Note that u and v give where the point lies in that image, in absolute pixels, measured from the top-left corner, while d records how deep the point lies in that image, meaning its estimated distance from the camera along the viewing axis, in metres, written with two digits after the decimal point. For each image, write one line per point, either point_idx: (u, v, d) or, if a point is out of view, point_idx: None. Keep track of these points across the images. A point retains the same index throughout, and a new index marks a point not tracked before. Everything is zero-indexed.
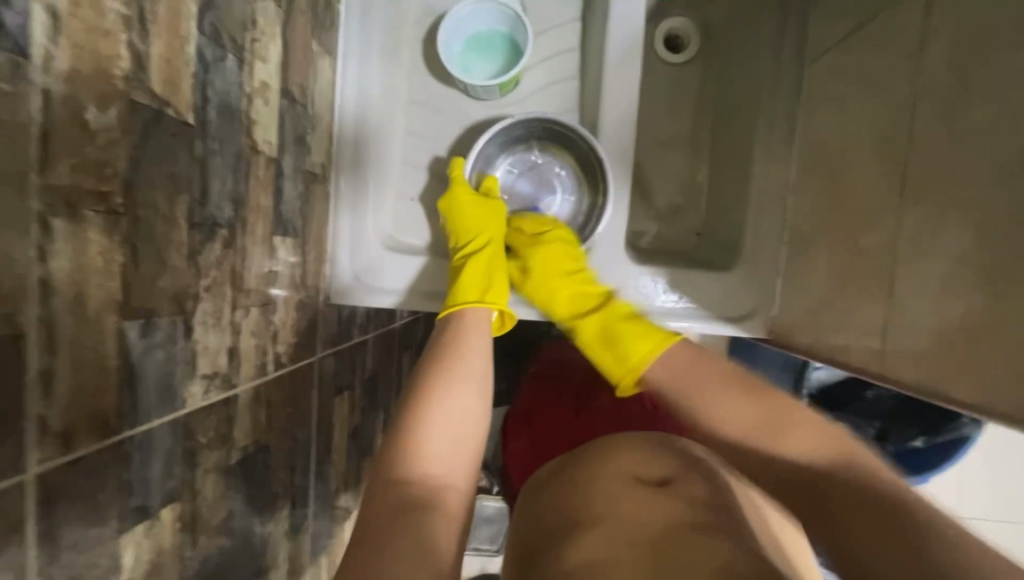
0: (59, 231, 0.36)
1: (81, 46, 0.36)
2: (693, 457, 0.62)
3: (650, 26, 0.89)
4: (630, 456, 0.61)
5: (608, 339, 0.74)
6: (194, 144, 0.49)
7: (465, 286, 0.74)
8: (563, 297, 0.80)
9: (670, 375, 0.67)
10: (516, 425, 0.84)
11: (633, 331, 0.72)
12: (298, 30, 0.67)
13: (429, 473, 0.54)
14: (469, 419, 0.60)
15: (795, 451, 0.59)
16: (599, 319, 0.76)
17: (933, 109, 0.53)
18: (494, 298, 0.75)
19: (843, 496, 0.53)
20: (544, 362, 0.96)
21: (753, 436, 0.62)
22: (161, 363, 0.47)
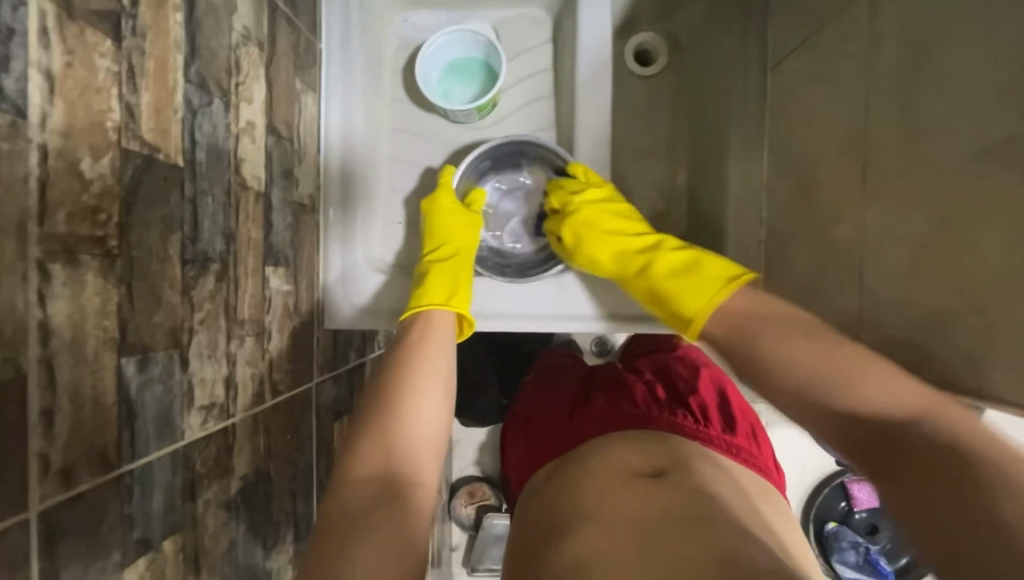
0: (58, 276, 0.38)
1: (75, 103, 0.39)
2: (683, 452, 0.65)
3: (620, 44, 0.93)
4: (624, 455, 0.65)
5: (665, 298, 0.73)
6: (185, 185, 0.51)
7: (430, 290, 0.76)
8: (610, 251, 0.80)
9: (741, 318, 0.64)
10: (515, 431, 0.86)
11: (689, 282, 0.71)
12: (281, 70, 0.71)
13: (392, 471, 0.57)
14: (439, 419, 0.64)
15: (876, 398, 0.51)
16: (651, 277, 0.75)
17: (883, 108, 0.55)
18: (458, 302, 0.76)
19: (926, 453, 0.45)
20: (538, 369, 0.97)
21: (816, 385, 0.55)
22: (160, 397, 0.48)
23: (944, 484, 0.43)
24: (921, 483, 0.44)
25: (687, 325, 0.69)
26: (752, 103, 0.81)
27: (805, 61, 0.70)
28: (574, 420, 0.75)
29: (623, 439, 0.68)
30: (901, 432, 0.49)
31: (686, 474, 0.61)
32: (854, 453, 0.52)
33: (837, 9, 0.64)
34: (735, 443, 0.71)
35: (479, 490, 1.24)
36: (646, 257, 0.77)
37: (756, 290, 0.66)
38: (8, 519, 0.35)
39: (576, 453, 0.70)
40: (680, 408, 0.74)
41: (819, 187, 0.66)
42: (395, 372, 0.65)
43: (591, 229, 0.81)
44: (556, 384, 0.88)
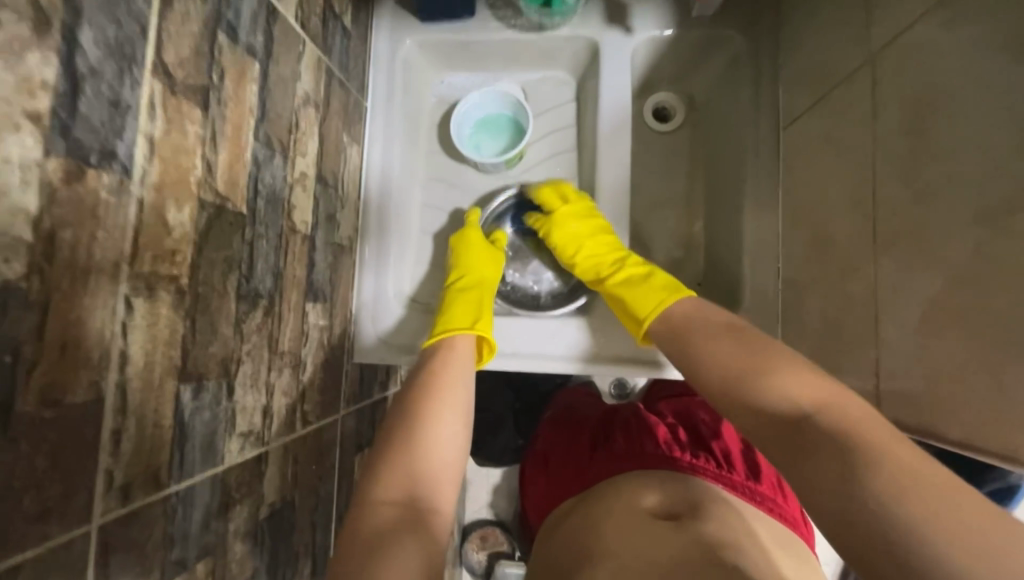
0: (139, 309, 0.43)
1: (168, 161, 0.46)
2: (704, 495, 0.65)
3: (639, 103, 1.00)
4: (646, 495, 0.66)
5: (623, 304, 0.80)
6: (245, 230, 0.58)
7: (454, 316, 0.82)
8: (586, 259, 0.88)
9: (673, 326, 0.71)
10: (534, 468, 0.88)
11: (639, 289, 0.79)
12: (332, 127, 0.79)
13: (413, 494, 0.59)
14: (458, 444, 0.67)
15: (783, 387, 0.56)
16: (613, 284, 0.83)
17: (890, 169, 0.59)
18: (483, 326, 0.81)
19: (823, 447, 0.49)
20: (557, 408, 0.99)
21: (729, 384, 0.61)
22: (207, 422, 0.52)
23: (840, 469, 0.47)
24: (813, 477, 0.48)
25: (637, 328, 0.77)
26: (765, 159, 0.85)
27: (814, 123, 0.75)
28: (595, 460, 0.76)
29: (648, 479, 0.69)
30: (799, 424, 0.53)
31: (706, 518, 0.60)
32: (760, 436, 0.57)
33: (843, 78, 0.69)
34: (759, 490, 0.70)
35: (491, 535, 1.21)
36: (607, 275, 0.85)
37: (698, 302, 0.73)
38: (74, 531, 0.38)
39: (597, 491, 0.71)
40: (703, 453, 0.74)
41: (832, 240, 0.68)
42: (418, 398, 0.69)
43: (588, 252, 0.87)
44: (576, 421, 0.90)
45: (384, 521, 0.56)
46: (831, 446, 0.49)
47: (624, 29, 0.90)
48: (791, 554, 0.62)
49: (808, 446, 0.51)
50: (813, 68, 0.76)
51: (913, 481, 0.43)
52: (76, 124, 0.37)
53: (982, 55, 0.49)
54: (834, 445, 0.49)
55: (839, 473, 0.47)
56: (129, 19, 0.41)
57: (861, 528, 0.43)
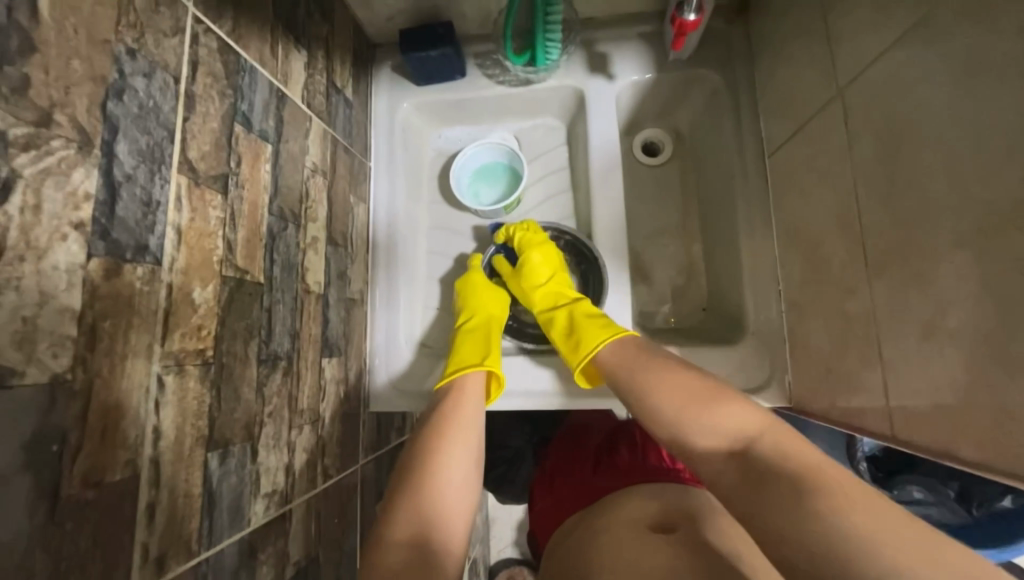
0: (169, 385, 0.46)
1: (193, 246, 0.50)
2: (702, 504, 0.65)
3: (627, 140, 1.04)
4: (641, 505, 0.66)
5: (569, 333, 0.83)
6: (263, 298, 0.62)
7: (462, 357, 0.84)
8: (538, 291, 0.92)
9: (618, 360, 0.73)
10: (542, 488, 0.88)
11: (589, 324, 0.81)
12: (339, 190, 0.84)
13: (428, 536, 0.60)
14: (469, 481, 0.68)
15: (724, 423, 0.58)
16: (564, 314, 0.86)
17: (871, 193, 0.61)
18: (493, 362, 0.83)
19: (776, 486, 0.49)
20: (567, 428, 1.00)
21: (680, 422, 0.62)
22: (233, 486, 0.55)
23: (790, 511, 0.46)
24: (764, 515, 0.48)
25: (577, 360, 0.78)
26: (754, 185, 0.88)
27: (797, 150, 0.78)
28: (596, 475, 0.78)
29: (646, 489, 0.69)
30: (748, 460, 0.53)
31: (704, 527, 0.60)
32: (715, 470, 0.56)
33: (817, 109, 0.72)
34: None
35: (518, 576, 1.20)
36: (563, 305, 0.88)
37: (645, 342, 0.75)
38: None
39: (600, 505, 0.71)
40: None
41: (827, 262, 0.70)
42: (429, 436, 0.70)
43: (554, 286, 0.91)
44: (582, 443, 0.90)
45: (397, 564, 0.56)
46: (786, 480, 0.49)
47: (606, 76, 0.96)
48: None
49: (763, 481, 0.50)
50: (789, 99, 0.80)
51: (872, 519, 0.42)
52: (115, 226, 0.42)
53: (939, 86, 0.52)
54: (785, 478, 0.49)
55: (794, 510, 0.46)
56: (158, 128, 0.46)
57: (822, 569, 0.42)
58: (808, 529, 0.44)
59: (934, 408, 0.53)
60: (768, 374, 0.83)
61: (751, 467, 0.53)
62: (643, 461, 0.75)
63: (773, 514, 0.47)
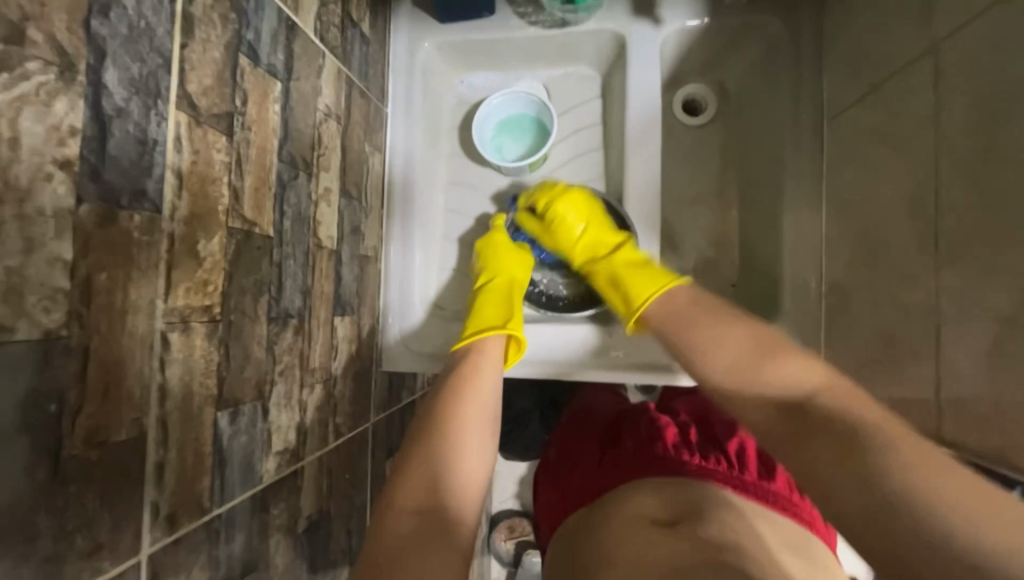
0: (175, 342, 0.44)
1: (196, 193, 0.46)
2: (713, 500, 0.63)
3: (668, 95, 0.95)
4: (646, 499, 0.64)
5: (615, 284, 0.79)
6: (273, 252, 0.58)
7: (482, 320, 0.81)
8: (578, 244, 0.86)
9: (667, 311, 0.70)
10: (545, 476, 0.85)
11: (639, 273, 0.76)
12: (354, 137, 0.78)
13: (442, 503, 0.59)
14: (483, 451, 0.66)
15: (780, 376, 0.57)
16: (606, 267, 0.81)
17: (954, 169, 0.54)
18: (514, 327, 0.80)
19: (830, 437, 0.49)
20: (573, 409, 0.96)
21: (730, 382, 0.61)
22: (245, 445, 0.53)
23: (847, 459, 0.46)
24: (819, 463, 0.48)
25: (628, 312, 0.74)
26: (807, 153, 0.80)
27: (866, 115, 0.69)
28: (603, 464, 0.75)
29: (654, 483, 0.67)
30: (799, 415, 0.53)
31: (708, 524, 0.58)
32: (759, 428, 0.57)
33: (899, 67, 0.63)
34: (773, 490, 0.67)
35: (519, 525, 1.23)
36: (604, 257, 0.83)
37: (696, 292, 0.70)
38: (126, 562, 0.40)
39: (608, 497, 0.68)
40: (714, 454, 0.72)
41: (885, 243, 0.64)
42: (447, 402, 0.68)
43: (592, 239, 0.85)
44: (586, 424, 0.88)
45: (407, 532, 0.55)
46: (840, 434, 0.49)
47: (652, 20, 0.85)
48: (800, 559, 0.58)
49: (814, 434, 0.51)
50: (865, 54, 0.70)
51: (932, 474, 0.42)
52: (107, 167, 0.37)
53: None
54: (837, 428, 0.49)
55: (846, 465, 0.46)
56: (152, 54, 0.41)
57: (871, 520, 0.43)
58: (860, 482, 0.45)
59: (990, 412, 0.49)
60: (798, 357, 0.78)
61: (803, 422, 0.53)
62: (651, 450, 0.72)
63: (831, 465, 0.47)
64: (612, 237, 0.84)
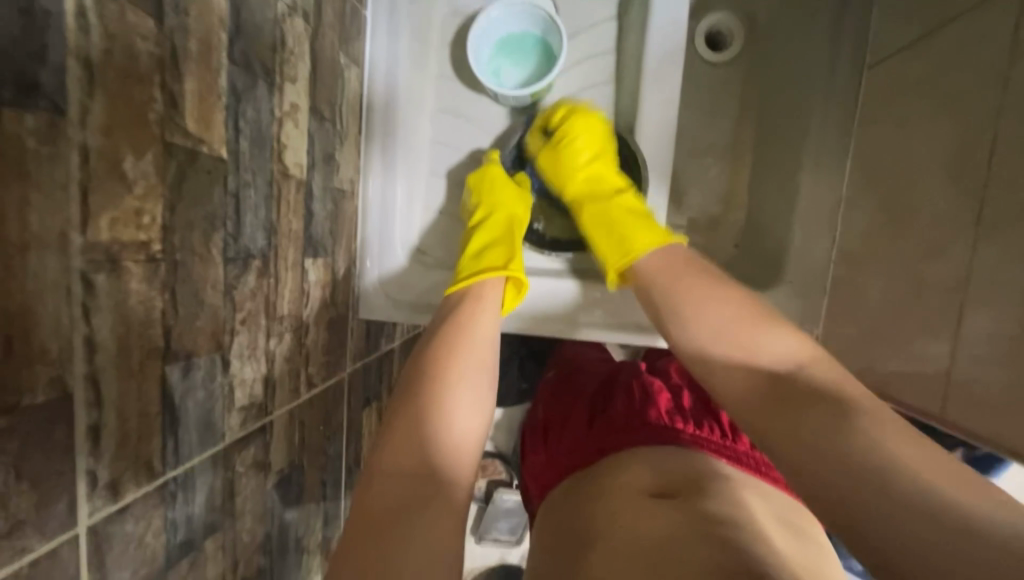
0: (101, 286, 0.35)
1: (116, 95, 0.35)
2: (709, 472, 0.62)
3: (692, 24, 0.84)
4: (639, 471, 0.63)
5: (610, 226, 0.72)
6: (228, 178, 0.48)
7: (480, 261, 0.73)
8: (578, 174, 0.79)
9: (660, 267, 0.64)
10: (533, 437, 0.84)
11: (639, 221, 0.70)
12: (326, 43, 0.65)
13: (439, 467, 0.55)
14: (480, 410, 0.61)
15: (765, 355, 0.54)
16: (602, 208, 0.74)
17: (1017, 133, 0.48)
18: (515, 268, 0.73)
19: (815, 423, 0.47)
20: (560, 367, 0.94)
21: (728, 352, 0.56)
22: (202, 401, 0.47)
23: (829, 442, 0.46)
24: (800, 446, 0.47)
25: (618, 257, 0.68)
26: (838, 107, 0.73)
27: (919, 63, 0.62)
28: (595, 430, 0.73)
29: (648, 455, 0.66)
30: (790, 389, 0.51)
31: (709, 496, 0.57)
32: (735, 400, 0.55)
33: (971, 6, 0.55)
34: (764, 460, 0.67)
35: (491, 466, 1.22)
36: (601, 199, 0.75)
37: (691, 254, 0.65)
38: (57, 537, 0.34)
39: (601, 464, 0.68)
40: (708, 423, 0.71)
41: (917, 211, 0.59)
42: (435, 358, 0.62)
43: (595, 175, 0.78)
44: (575, 387, 0.86)
45: (391, 498, 0.52)
46: (827, 411, 0.48)
47: None
48: (792, 531, 0.57)
49: (800, 407, 0.49)
50: None
51: (920, 456, 0.42)
52: None
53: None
54: (826, 406, 0.48)
55: (834, 441, 0.45)
56: None
57: (840, 490, 0.43)
58: (841, 456, 0.44)
59: (1005, 394, 0.47)
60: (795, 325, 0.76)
61: (788, 398, 0.51)
62: (644, 420, 0.71)
63: (817, 452, 0.46)
64: (614, 182, 0.77)
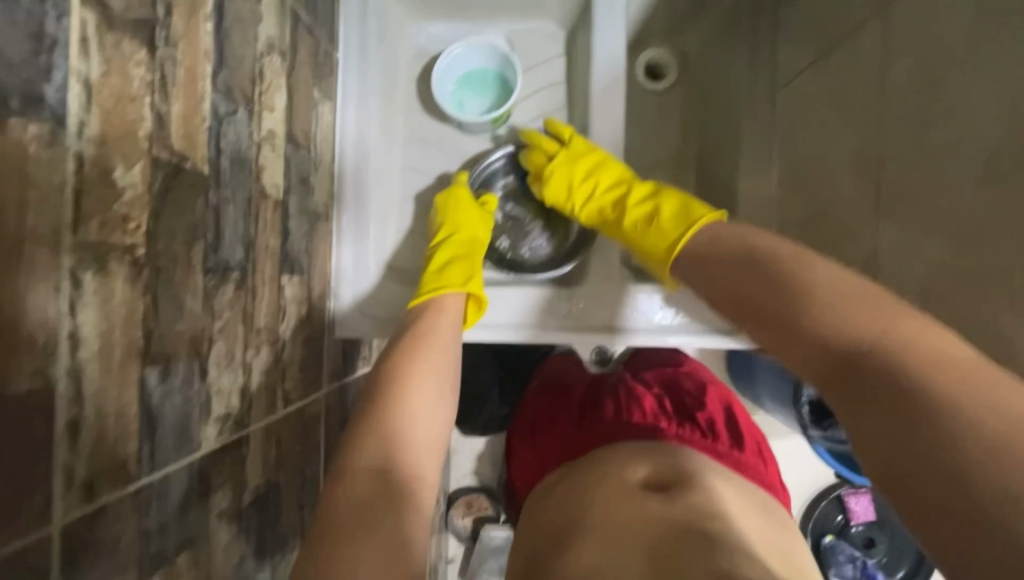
0: (88, 284, 0.37)
1: (110, 111, 0.39)
2: (697, 466, 0.65)
3: (631, 59, 0.96)
4: (636, 465, 0.66)
5: (650, 218, 0.77)
6: (209, 194, 0.51)
7: (442, 276, 0.77)
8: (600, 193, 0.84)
9: (722, 270, 0.65)
10: (521, 439, 0.85)
11: (676, 201, 0.76)
12: (301, 79, 0.71)
13: (403, 464, 0.56)
14: (440, 415, 0.63)
15: (823, 315, 0.53)
16: (640, 204, 0.79)
17: (908, 128, 0.58)
18: (475, 286, 0.77)
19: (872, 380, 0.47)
20: (541, 378, 0.95)
21: (827, 348, 0.52)
22: (179, 406, 0.48)
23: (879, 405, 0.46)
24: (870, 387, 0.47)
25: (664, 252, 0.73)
26: (761, 125, 0.83)
27: (819, 84, 0.73)
28: (582, 429, 0.75)
29: (637, 449, 0.68)
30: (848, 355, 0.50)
31: (693, 488, 0.60)
32: (807, 375, 0.55)
33: (853, 35, 0.66)
34: (743, 459, 0.71)
35: (476, 501, 1.21)
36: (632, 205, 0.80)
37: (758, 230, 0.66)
38: (32, 534, 0.34)
39: (589, 460, 0.70)
40: (689, 424, 0.74)
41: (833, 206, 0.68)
42: (396, 365, 0.65)
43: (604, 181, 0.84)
44: (561, 391, 0.88)
45: (359, 493, 0.52)
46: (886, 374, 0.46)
47: None
48: (775, 521, 0.64)
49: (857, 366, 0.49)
50: (821, 23, 0.73)
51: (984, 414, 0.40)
52: None
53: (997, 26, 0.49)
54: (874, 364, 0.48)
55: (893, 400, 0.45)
56: None
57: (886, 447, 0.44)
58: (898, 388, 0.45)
59: None
60: None
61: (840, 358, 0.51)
62: (630, 418, 0.74)
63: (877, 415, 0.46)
64: (636, 187, 0.82)
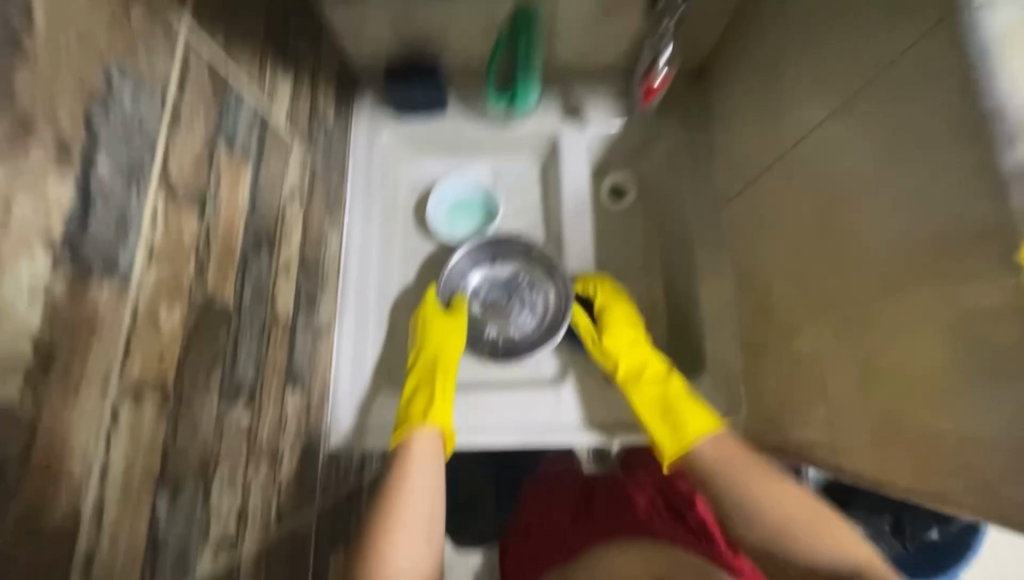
0: (124, 417, 0.42)
1: (164, 267, 0.47)
2: (688, 563, 0.73)
3: (595, 183, 1.05)
4: (631, 559, 0.74)
5: (668, 406, 0.81)
6: (231, 323, 0.58)
7: (411, 412, 0.82)
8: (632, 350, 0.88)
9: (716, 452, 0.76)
10: (516, 542, 0.89)
11: (687, 402, 0.81)
12: (314, 215, 0.83)
13: None
14: (423, 542, 0.74)
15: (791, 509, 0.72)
16: (654, 392, 0.83)
17: None
18: (439, 419, 0.82)
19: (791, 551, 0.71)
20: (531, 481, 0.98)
21: (772, 538, 0.72)
22: (181, 532, 0.49)
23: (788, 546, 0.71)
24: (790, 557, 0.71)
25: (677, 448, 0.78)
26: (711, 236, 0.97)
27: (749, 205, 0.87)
28: (581, 531, 0.82)
29: (635, 548, 0.76)
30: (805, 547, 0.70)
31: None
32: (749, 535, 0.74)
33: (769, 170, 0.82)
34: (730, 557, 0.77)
35: None
36: (650, 377, 0.84)
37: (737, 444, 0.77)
38: None
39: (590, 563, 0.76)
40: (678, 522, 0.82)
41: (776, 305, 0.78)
42: (382, 510, 0.75)
43: (631, 339, 0.88)
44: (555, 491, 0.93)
45: None
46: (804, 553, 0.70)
47: (579, 124, 1.00)
48: None
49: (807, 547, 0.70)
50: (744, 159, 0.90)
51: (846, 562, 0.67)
52: (85, 242, 0.39)
53: None
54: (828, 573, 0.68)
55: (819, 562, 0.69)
56: (141, 144, 0.44)
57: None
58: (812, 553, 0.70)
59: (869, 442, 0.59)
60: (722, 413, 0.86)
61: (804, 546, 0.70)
62: (625, 517, 0.81)
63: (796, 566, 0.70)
64: (659, 381, 0.84)
